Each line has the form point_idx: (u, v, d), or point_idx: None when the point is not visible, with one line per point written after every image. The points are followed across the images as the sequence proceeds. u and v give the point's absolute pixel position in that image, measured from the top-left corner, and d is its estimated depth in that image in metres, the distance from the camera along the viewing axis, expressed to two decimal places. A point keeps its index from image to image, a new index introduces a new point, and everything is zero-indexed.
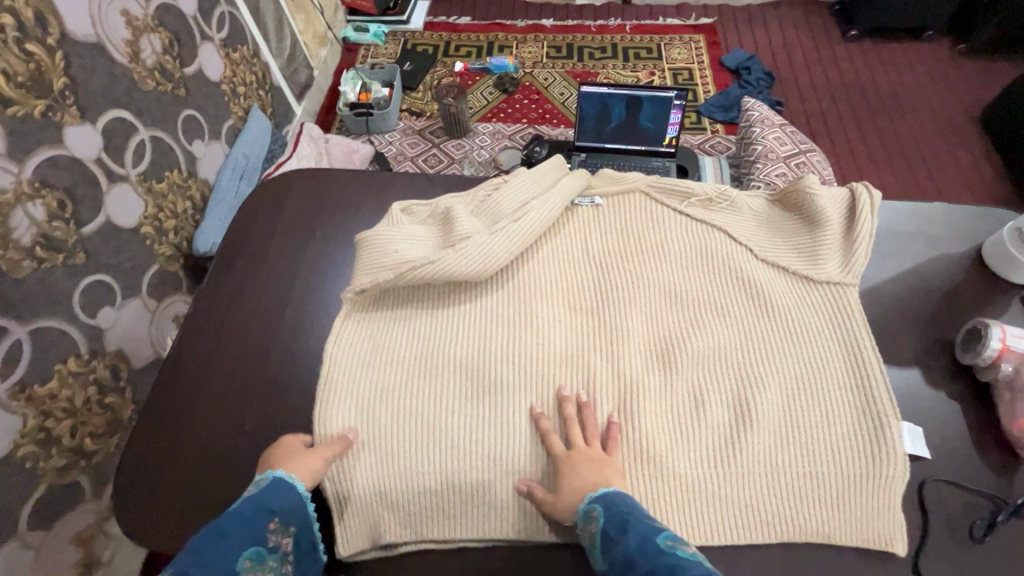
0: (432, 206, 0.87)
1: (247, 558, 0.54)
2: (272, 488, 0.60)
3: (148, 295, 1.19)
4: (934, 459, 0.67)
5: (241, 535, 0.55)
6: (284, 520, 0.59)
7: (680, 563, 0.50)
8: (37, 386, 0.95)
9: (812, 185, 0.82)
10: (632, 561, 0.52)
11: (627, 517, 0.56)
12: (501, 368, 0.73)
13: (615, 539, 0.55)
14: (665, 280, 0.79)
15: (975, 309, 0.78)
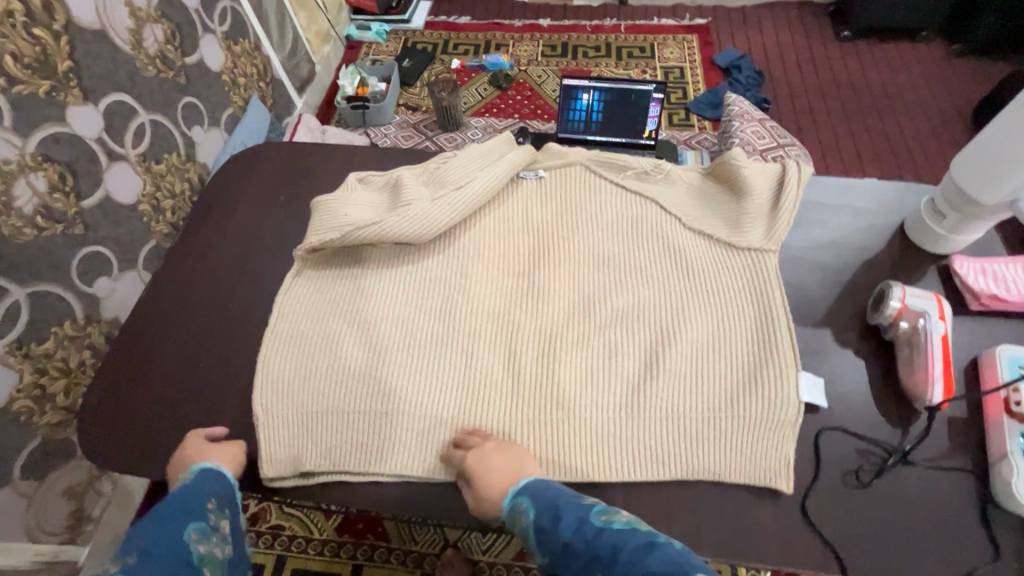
0: (387, 177, 0.93)
1: (191, 534, 0.61)
2: (201, 477, 0.66)
3: (144, 268, 1.23)
4: (832, 410, 0.71)
5: (175, 520, 0.61)
6: (219, 502, 0.66)
7: (616, 535, 0.55)
8: (35, 345, 1.00)
9: (739, 158, 0.87)
10: (574, 544, 0.56)
11: (558, 506, 0.60)
12: (433, 319, 0.79)
13: (551, 529, 0.58)
14: (594, 245, 0.84)
15: (891, 276, 0.81)
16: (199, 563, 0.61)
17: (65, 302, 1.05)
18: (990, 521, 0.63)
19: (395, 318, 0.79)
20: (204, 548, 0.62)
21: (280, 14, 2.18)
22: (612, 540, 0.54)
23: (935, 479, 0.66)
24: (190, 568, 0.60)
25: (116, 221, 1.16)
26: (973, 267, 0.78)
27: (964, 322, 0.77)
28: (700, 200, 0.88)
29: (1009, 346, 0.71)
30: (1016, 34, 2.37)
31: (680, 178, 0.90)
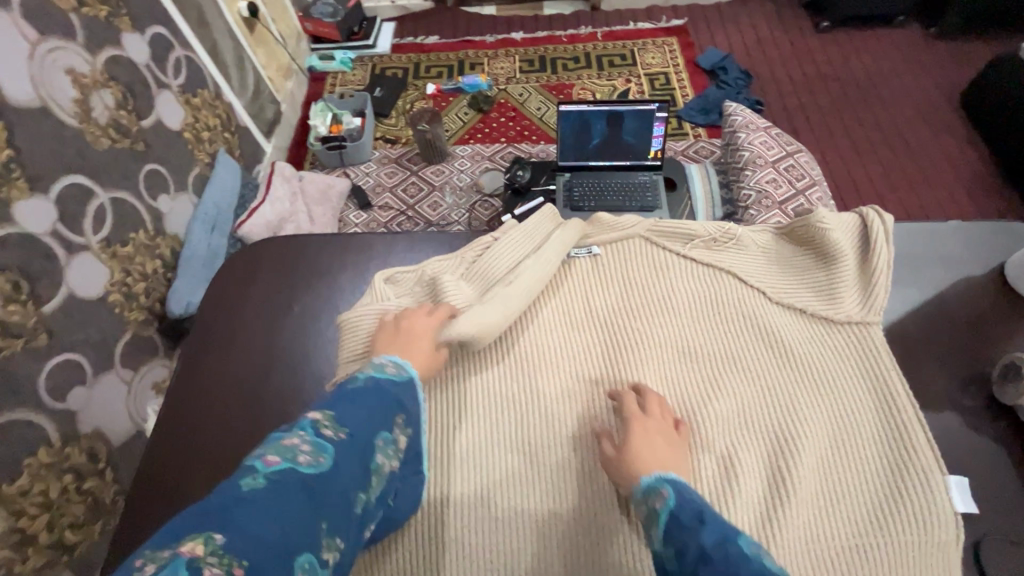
0: (418, 272, 0.79)
1: (380, 438, 0.50)
2: (401, 383, 0.57)
3: (122, 367, 1.06)
4: (981, 512, 0.62)
5: (376, 412, 0.51)
6: (407, 415, 0.56)
7: (766, 569, 0.44)
8: (4, 485, 0.81)
9: (823, 217, 0.75)
10: (708, 554, 0.45)
11: (703, 510, 0.49)
12: (506, 457, 0.65)
13: (689, 528, 0.47)
14: (676, 336, 0.72)
15: (1003, 337, 0.73)
16: (376, 469, 0.49)
17: (39, 429, 0.87)
18: None
19: (460, 459, 0.66)
20: (383, 459, 0.51)
21: (237, 54, 2.00)
22: (753, 568, 0.44)
23: None
24: (370, 471, 0.48)
25: (80, 321, 0.98)
26: None
27: None
28: (782, 267, 0.77)
29: None
30: (991, 15, 2.36)
31: (754, 242, 0.78)
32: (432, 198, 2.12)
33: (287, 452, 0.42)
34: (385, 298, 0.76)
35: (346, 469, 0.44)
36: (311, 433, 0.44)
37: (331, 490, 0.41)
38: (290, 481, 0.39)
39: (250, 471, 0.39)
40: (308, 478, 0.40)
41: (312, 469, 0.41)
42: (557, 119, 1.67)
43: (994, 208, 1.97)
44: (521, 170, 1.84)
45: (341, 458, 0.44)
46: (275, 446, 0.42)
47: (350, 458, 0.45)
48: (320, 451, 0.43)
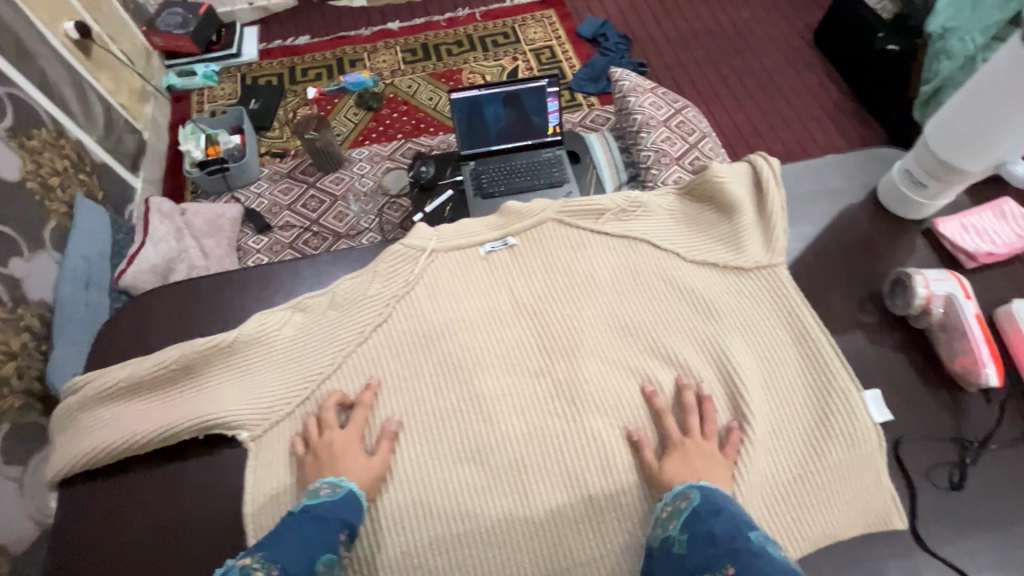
0: (330, 294, 0.73)
1: (321, 567, 0.51)
2: (343, 499, 0.57)
3: (3, 464, 0.91)
4: (898, 417, 0.68)
5: (319, 541, 0.52)
6: (351, 530, 0.56)
7: (763, 553, 0.44)
8: None
9: (717, 174, 0.78)
10: (716, 536, 0.47)
11: (722, 506, 0.51)
12: (456, 474, 0.62)
13: (704, 515, 0.50)
14: (605, 312, 0.71)
15: (888, 254, 0.80)
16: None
17: None
18: None
19: (410, 488, 0.61)
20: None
21: (77, 85, 1.75)
22: (752, 549, 0.45)
23: (1013, 455, 0.66)
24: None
25: None
26: (957, 228, 0.80)
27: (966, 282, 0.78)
28: (690, 225, 0.78)
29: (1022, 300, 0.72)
30: None
31: (660, 206, 0.80)
32: (337, 208, 2.00)
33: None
34: (300, 330, 0.71)
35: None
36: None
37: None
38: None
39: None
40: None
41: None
42: (452, 109, 1.66)
43: (856, 133, 2.18)
44: (424, 166, 1.77)
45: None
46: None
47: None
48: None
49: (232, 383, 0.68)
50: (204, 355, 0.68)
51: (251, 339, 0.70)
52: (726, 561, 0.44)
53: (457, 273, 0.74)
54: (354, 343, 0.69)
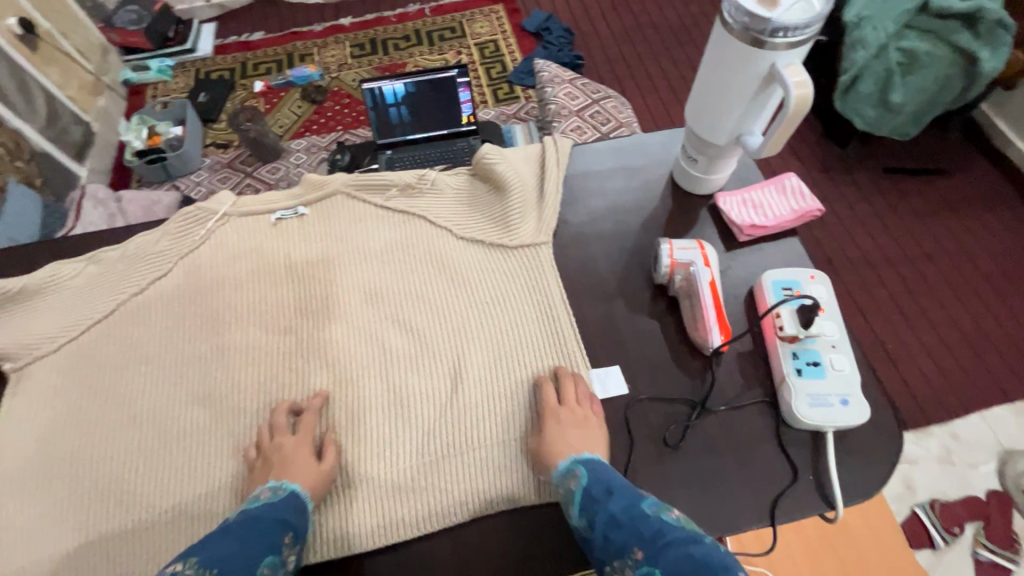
0: (123, 249, 0.82)
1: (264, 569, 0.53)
2: (284, 501, 0.60)
3: None
4: (636, 380, 0.71)
5: (257, 544, 0.54)
6: (296, 535, 0.58)
7: (663, 525, 0.53)
8: None
9: (493, 155, 0.84)
10: (616, 518, 0.55)
11: (611, 483, 0.58)
12: (191, 413, 0.71)
13: (598, 495, 0.58)
14: (368, 280, 0.79)
15: (669, 229, 0.83)
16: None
17: None
18: (786, 445, 0.66)
19: (147, 419, 0.71)
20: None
21: (19, 78, 1.85)
22: (655, 525, 0.53)
23: (736, 418, 0.68)
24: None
25: None
26: (736, 201, 0.82)
27: (737, 254, 0.80)
28: (469, 203, 0.85)
29: (774, 271, 0.74)
30: None
31: (447, 184, 0.86)
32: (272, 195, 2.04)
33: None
34: (89, 279, 0.80)
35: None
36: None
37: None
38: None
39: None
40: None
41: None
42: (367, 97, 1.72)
43: None
44: (340, 154, 1.83)
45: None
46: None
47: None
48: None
49: (13, 323, 0.77)
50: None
51: (40, 287, 0.79)
52: (635, 545, 0.52)
53: (247, 238, 0.83)
54: (129, 292, 0.78)
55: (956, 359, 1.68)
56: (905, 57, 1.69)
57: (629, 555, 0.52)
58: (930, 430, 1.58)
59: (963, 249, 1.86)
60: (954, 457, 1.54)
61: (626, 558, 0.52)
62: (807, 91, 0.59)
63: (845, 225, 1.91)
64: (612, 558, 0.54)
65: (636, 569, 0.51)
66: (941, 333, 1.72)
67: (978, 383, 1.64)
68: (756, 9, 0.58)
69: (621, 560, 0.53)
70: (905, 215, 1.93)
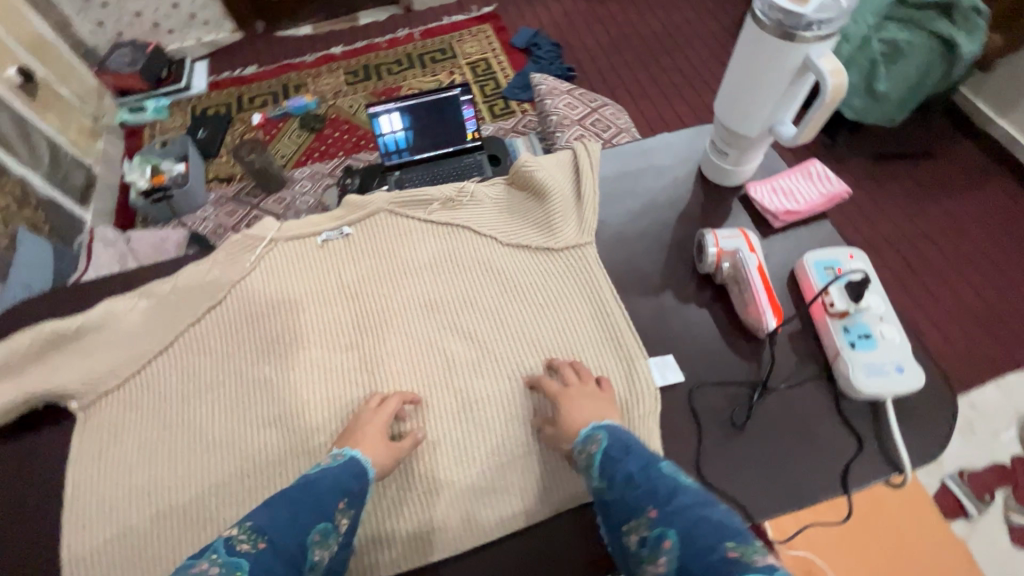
0: (174, 281, 0.83)
1: (315, 536, 0.54)
2: (343, 466, 0.61)
3: None
4: (694, 366, 0.74)
5: (310, 510, 0.55)
6: (351, 500, 0.59)
7: (678, 484, 0.53)
8: None
9: (529, 163, 0.87)
10: (632, 477, 0.56)
11: (629, 444, 0.60)
12: (263, 435, 0.72)
13: (614, 456, 0.58)
14: (420, 292, 0.81)
15: (704, 221, 0.87)
16: (312, 567, 0.53)
17: None
18: (847, 417, 0.69)
19: (220, 445, 0.71)
20: (320, 554, 0.54)
21: (21, 126, 1.85)
22: (669, 484, 0.53)
23: (795, 395, 0.71)
24: (304, 570, 0.52)
25: None
26: (767, 190, 0.86)
27: (773, 240, 0.83)
28: (510, 211, 0.87)
29: (814, 252, 0.78)
30: None
31: (486, 195, 0.89)
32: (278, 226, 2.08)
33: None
34: (144, 313, 0.81)
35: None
36: (227, 552, 0.49)
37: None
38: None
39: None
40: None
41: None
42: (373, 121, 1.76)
43: None
44: (351, 179, 1.86)
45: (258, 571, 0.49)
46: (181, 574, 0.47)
47: (276, 564, 0.50)
48: (235, 566, 0.48)
49: (72, 360, 0.77)
50: (54, 341, 0.77)
51: (95, 325, 0.78)
52: (650, 503, 0.53)
53: (296, 261, 0.85)
54: (187, 322, 0.80)
55: (965, 332, 1.73)
56: (887, 48, 1.76)
57: (643, 515, 0.52)
58: None
59: (958, 226, 1.93)
60: (975, 427, 1.58)
61: (641, 517, 0.52)
62: (842, 78, 0.63)
63: (843, 212, 1.98)
64: (626, 516, 0.54)
65: (652, 526, 0.51)
66: (947, 309, 1.77)
67: (988, 354, 1.69)
68: (788, 6, 0.62)
69: (636, 519, 0.53)
70: (899, 198, 2.00)
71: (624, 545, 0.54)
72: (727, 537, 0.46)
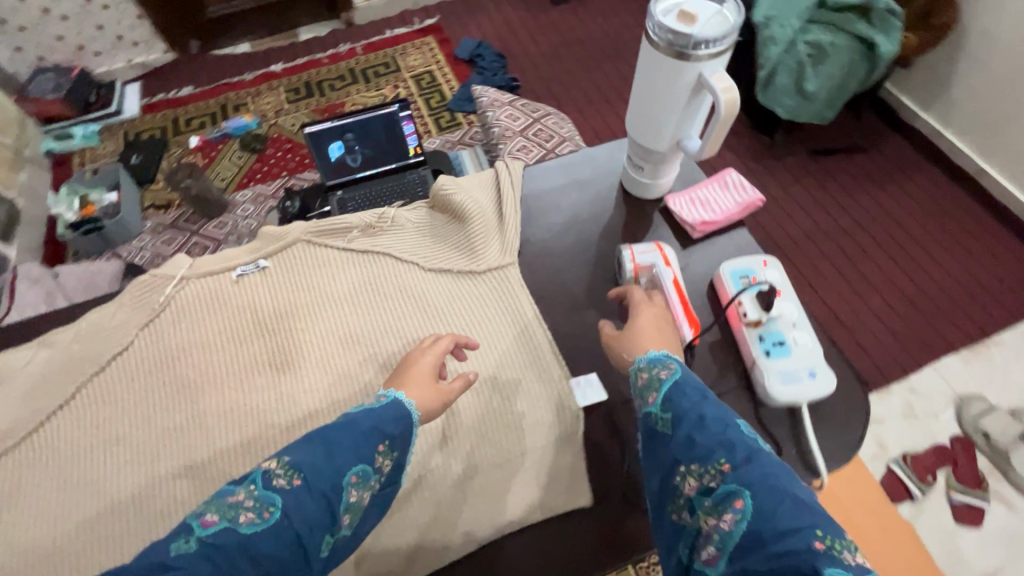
0: (76, 327, 0.79)
1: (352, 478, 0.54)
2: (386, 410, 0.60)
3: None
4: (619, 383, 0.73)
5: (350, 453, 0.55)
6: (391, 443, 0.58)
7: (756, 448, 0.52)
8: None
9: (448, 185, 0.86)
10: (706, 426, 0.54)
11: (705, 395, 0.58)
12: (171, 489, 0.67)
13: (689, 398, 0.57)
14: (339, 324, 0.78)
15: (628, 235, 0.87)
16: (348, 507, 0.53)
17: None
18: (767, 424, 0.70)
19: (123, 504, 0.67)
20: (358, 494, 0.55)
21: None
22: (751, 445, 0.52)
23: None
24: (341, 507, 0.52)
25: None
26: (685, 201, 0.87)
27: (693, 251, 0.84)
28: (432, 235, 0.86)
29: (729, 262, 0.79)
30: None
31: (407, 219, 0.88)
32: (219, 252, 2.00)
33: (231, 511, 0.48)
34: (43, 365, 0.75)
35: (299, 519, 0.49)
36: (263, 485, 0.50)
37: (277, 540, 0.48)
38: (230, 543, 0.46)
39: (184, 535, 0.47)
40: (246, 539, 0.47)
41: (255, 527, 0.48)
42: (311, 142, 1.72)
43: None
44: (290, 201, 1.82)
45: (291, 506, 0.49)
46: (217, 505, 0.49)
47: (308, 502, 0.50)
48: (269, 501, 0.49)
49: None
50: None
51: None
52: (722, 456, 0.51)
53: (209, 299, 0.81)
54: (89, 372, 0.75)
55: (902, 318, 1.80)
56: (813, 49, 1.82)
57: (714, 464, 0.51)
58: (890, 388, 1.67)
59: (891, 216, 2.00)
60: (917, 410, 1.63)
61: (711, 468, 0.51)
62: (734, 95, 0.64)
63: (784, 208, 2.03)
64: (694, 459, 0.53)
65: (721, 480, 0.50)
66: (885, 297, 1.84)
67: (924, 338, 1.75)
68: (677, 26, 0.63)
69: (703, 467, 0.52)
70: (835, 192, 2.06)
71: (671, 488, 0.54)
72: (813, 522, 0.44)
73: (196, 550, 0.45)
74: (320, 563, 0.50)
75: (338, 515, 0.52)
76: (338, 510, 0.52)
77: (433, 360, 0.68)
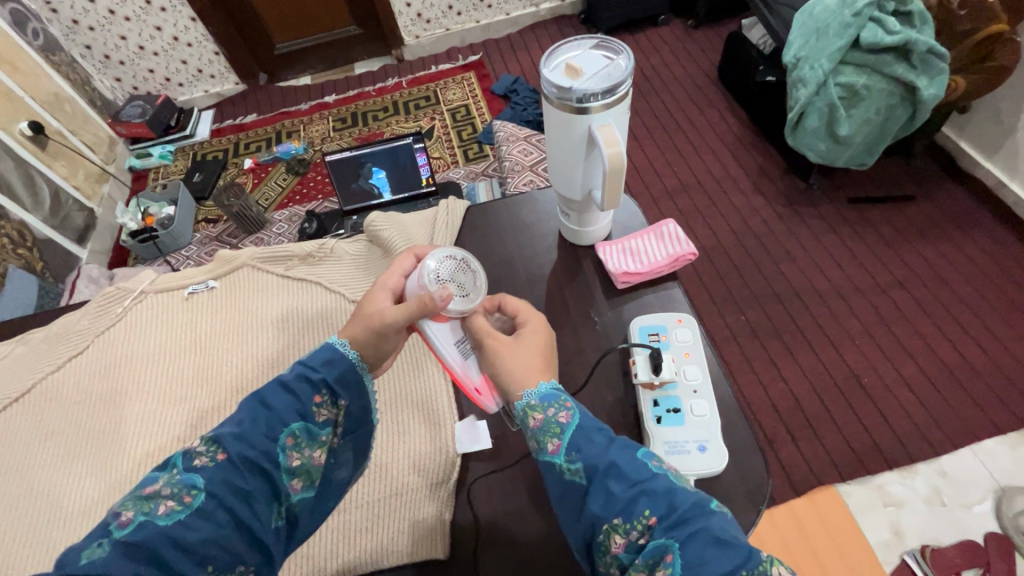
0: (45, 330, 0.90)
1: (289, 436, 0.55)
2: (324, 360, 0.59)
3: None
4: (512, 441, 0.73)
5: (279, 415, 0.55)
6: (333, 392, 0.59)
7: (672, 483, 0.49)
8: None
9: (378, 223, 0.90)
10: (623, 470, 0.49)
11: (606, 429, 0.53)
12: (81, 485, 0.75)
13: (597, 443, 0.51)
14: (258, 351, 0.83)
15: (559, 282, 0.84)
16: (293, 471, 0.55)
17: None
18: None
19: (39, 491, 0.75)
20: (302, 454, 0.56)
21: (25, 174, 1.96)
22: (666, 483, 0.48)
23: None
24: (281, 475, 0.54)
25: None
26: (616, 250, 0.84)
27: (617, 303, 0.81)
28: (363, 269, 0.90)
29: (642, 317, 0.77)
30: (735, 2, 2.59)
31: (345, 251, 0.93)
32: None
33: (148, 505, 0.48)
34: (15, 361, 0.87)
35: (227, 497, 0.50)
36: (185, 468, 0.50)
37: (207, 524, 0.48)
38: (150, 539, 0.46)
39: (100, 538, 0.46)
40: (168, 530, 0.47)
41: (179, 516, 0.47)
42: (331, 170, 1.69)
43: (753, 160, 2.12)
44: (309, 223, 1.83)
45: (213, 482, 0.50)
46: (133, 499, 0.48)
47: (231, 475, 0.51)
48: (189, 485, 0.49)
49: None
50: None
51: None
52: (648, 508, 0.46)
53: (160, 312, 0.89)
54: (45, 372, 0.84)
55: (939, 390, 1.54)
56: (845, 91, 1.65)
57: (641, 519, 0.46)
58: (915, 468, 1.43)
59: (937, 274, 1.75)
60: (945, 497, 1.38)
61: (636, 521, 0.46)
62: (618, 150, 0.64)
63: (813, 258, 1.83)
64: (616, 516, 0.47)
65: (651, 535, 0.46)
66: (920, 364, 1.58)
67: (963, 416, 1.49)
68: (560, 81, 0.64)
69: (629, 522, 0.47)
70: (873, 244, 1.84)
71: (597, 544, 0.49)
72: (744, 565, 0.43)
73: (114, 553, 0.45)
74: (272, 536, 0.53)
75: (279, 483, 0.54)
76: (276, 481, 0.53)
77: (393, 290, 0.66)
